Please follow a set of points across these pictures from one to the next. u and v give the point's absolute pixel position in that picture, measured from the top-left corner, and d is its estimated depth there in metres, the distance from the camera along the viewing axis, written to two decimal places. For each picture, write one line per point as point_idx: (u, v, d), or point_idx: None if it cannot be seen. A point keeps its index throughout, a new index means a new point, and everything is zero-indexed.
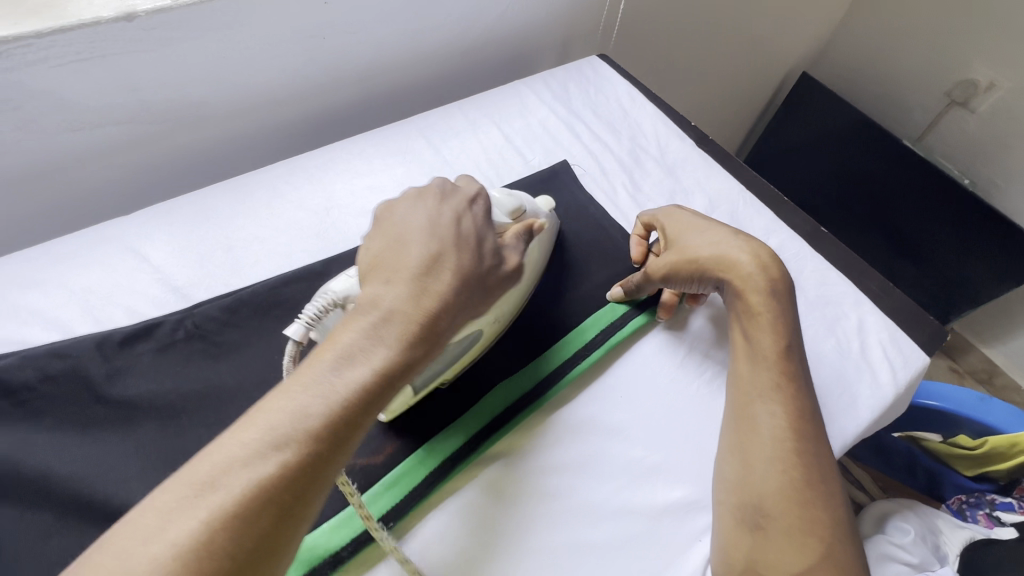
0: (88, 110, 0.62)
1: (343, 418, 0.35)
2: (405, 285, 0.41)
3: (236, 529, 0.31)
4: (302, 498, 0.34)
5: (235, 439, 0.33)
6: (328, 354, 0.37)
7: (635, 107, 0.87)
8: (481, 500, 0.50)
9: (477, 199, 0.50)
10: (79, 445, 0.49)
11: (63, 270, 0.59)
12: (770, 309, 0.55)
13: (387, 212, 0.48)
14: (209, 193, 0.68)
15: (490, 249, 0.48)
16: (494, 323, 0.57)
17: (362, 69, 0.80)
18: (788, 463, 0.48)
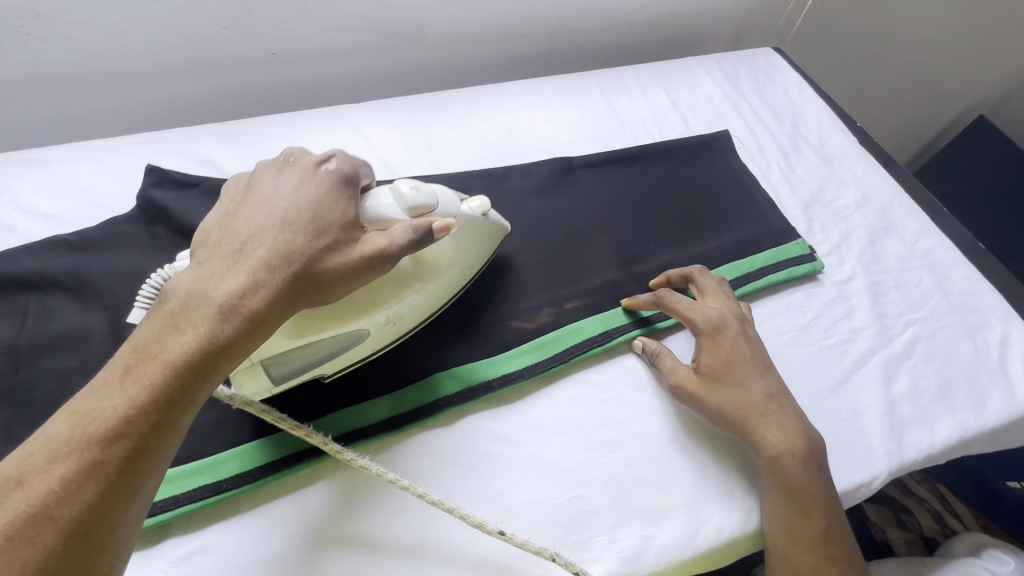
0: (348, 16, 0.78)
1: (136, 421, 0.33)
2: (211, 272, 0.38)
3: (6, 554, 0.29)
4: (100, 511, 0.31)
5: (18, 458, 0.32)
6: (124, 355, 0.35)
7: (803, 99, 0.90)
8: (553, 406, 0.56)
9: (326, 166, 0.45)
10: None
11: (309, 133, 0.75)
12: (738, 386, 0.56)
13: (237, 188, 0.45)
14: (418, 100, 0.81)
15: (337, 225, 0.42)
16: (391, 325, 0.52)
17: (556, 22, 0.90)
18: (800, 500, 0.51)
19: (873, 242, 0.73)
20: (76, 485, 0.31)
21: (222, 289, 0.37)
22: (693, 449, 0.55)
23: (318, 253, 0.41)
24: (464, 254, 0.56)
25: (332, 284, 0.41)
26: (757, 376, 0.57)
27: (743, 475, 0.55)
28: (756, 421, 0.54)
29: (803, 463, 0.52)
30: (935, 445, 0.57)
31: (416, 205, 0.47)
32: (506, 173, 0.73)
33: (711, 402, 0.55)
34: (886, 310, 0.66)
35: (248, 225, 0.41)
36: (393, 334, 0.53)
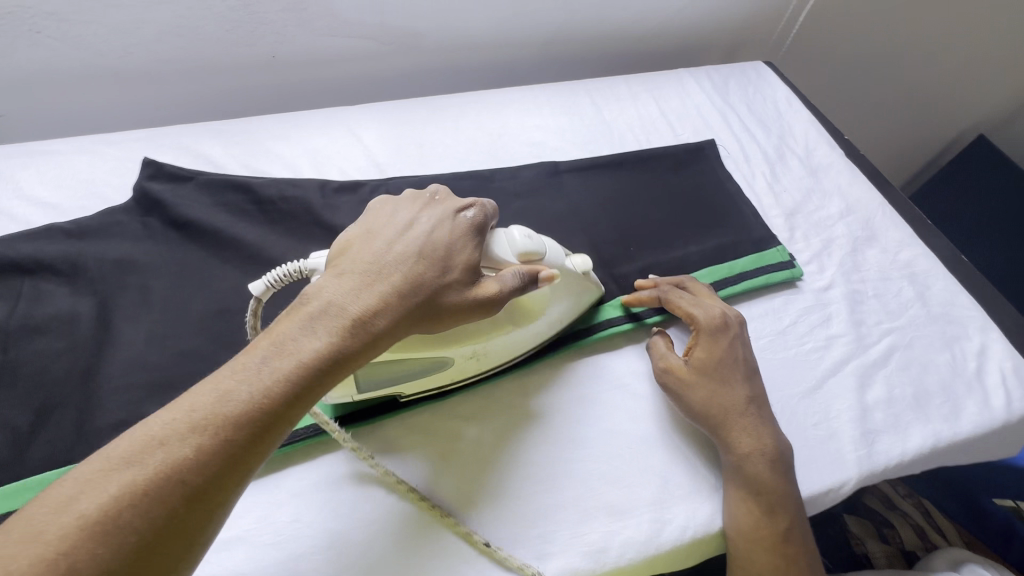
0: (346, 22, 0.81)
1: (265, 407, 0.36)
2: (352, 286, 0.43)
3: (142, 506, 0.31)
4: (220, 481, 0.34)
5: (166, 415, 0.34)
6: (265, 343, 0.38)
7: (791, 111, 0.91)
8: (521, 403, 0.57)
9: (467, 214, 0.50)
10: (296, 249, 0.65)
11: (304, 133, 0.77)
12: (722, 384, 0.56)
13: (377, 210, 0.51)
14: (411, 103, 0.83)
15: (464, 266, 0.48)
16: (474, 359, 0.54)
17: (550, 32, 0.93)
18: (766, 499, 0.52)
19: (855, 252, 0.73)
20: (210, 454, 0.33)
21: (358, 304, 0.42)
22: (662, 445, 0.56)
23: (441, 287, 0.46)
24: (561, 308, 0.59)
25: (446, 316, 0.47)
26: (740, 379, 0.57)
27: (713, 474, 0.55)
28: (732, 422, 0.54)
29: (772, 465, 0.53)
30: (908, 452, 0.58)
31: (524, 249, 0.51)
32: (493, 175, 0.74)
33: (694, 396, 0.55)
34: (864, 318, 0.67)
35: (388, 251, 0.46)
36: (475, 369, 0.56)
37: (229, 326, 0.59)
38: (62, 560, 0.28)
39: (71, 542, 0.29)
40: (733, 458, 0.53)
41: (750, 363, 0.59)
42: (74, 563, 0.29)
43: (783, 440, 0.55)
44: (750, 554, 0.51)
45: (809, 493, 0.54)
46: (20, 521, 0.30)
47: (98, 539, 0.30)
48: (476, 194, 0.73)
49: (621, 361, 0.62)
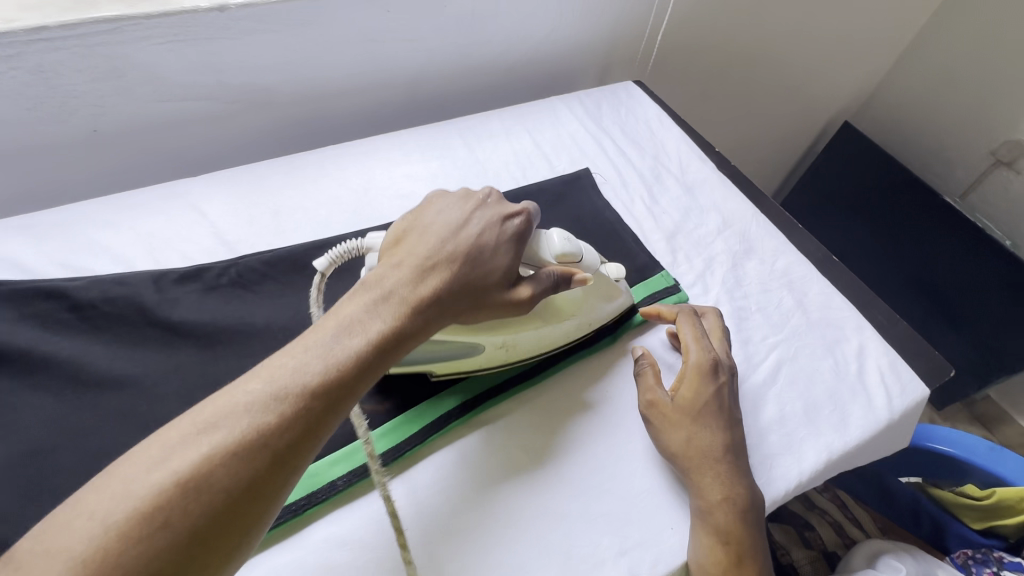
0: (175, 85, 0.73)
1: (335, 381, 0.39)
2: (409, 276, 0.47)
3: (231, 467, 0.34)
4: (294, 450, 0.37)
5: (247, 386, 0.37)
6: (333, 324, 0.42)
7: (663, 129, 0.92)
8: (464, 478, 0.53)
9: (515, 216, 0.54)
10: (127, 358, 0.56)
11: (136, 216, 0.68)
12: (703, 430, 0.55)
13: (429, 204, 0.54)
14: (265, 166, 0.76)
15: (505, 268, 0.52)
16: (503, 349, 0.58)
17: (414, 73, 0.89)
18: (733, 552, 0.50)
19: (735, 267, 0.74)
20: (285, 425, 0.37)
21: (418, 293, 0.46)
22: (571, 517, 0.52)
23: (484, 288, 0.50)
24: (590, 311, 0.63)
25: (481, 311, 0.51)
26: (720, 426, 0.55)
27: (621, 539, 0.51)
28: (703, 472, 0.53)
29: (742, 515, 0.51)
30: (805, 471, 0.57)
31: (563, 251, 0.56)
32: (361, 239, 0.69)
33: (671, 437, 0.55)
34: (750, 335, 0.67)
35: (439, 246, 0.49)
36: (501, 359, 0.59)
37: (44, 471, 0.49)
38: (159, 513, 0.32)
39: (165, 495, 0.32)
40: (702, 511, 0.51)
41: (733, 411, 0.57)
42: (168, 516, 0.32)
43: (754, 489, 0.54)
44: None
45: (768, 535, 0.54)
46: (119, 477, 0.33)
47: (190, 495, 0.33)
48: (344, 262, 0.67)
49: (517, 426, 0.58)
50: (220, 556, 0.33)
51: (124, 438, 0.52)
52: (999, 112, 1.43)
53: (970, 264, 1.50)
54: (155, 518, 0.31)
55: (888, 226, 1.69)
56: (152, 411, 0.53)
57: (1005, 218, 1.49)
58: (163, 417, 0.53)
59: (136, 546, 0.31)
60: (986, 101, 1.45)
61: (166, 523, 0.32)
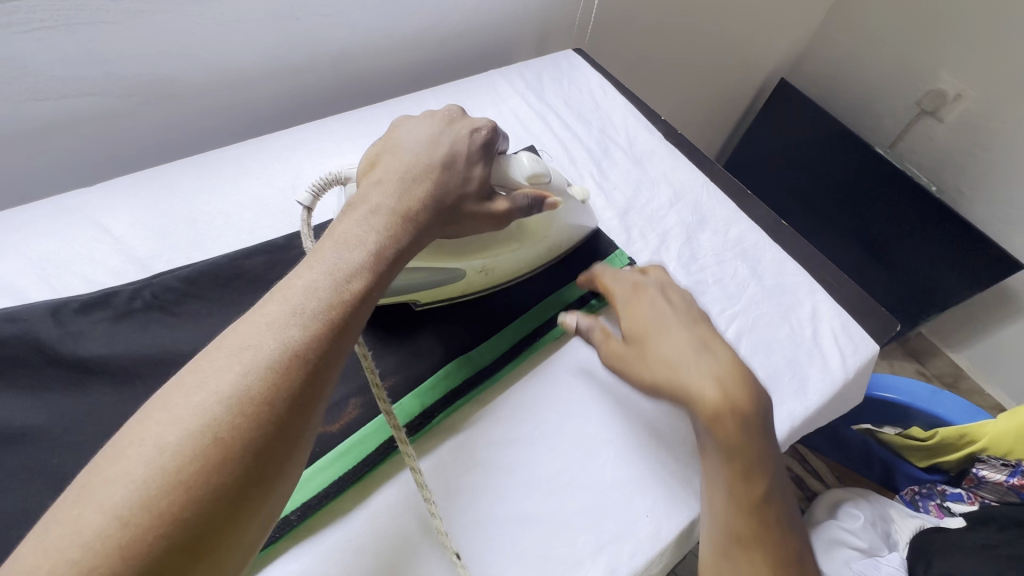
0: (53, 81, 0.63)
1: (350, 291, 0.39)
2: (396, 190, 0.47)
3: (271, 381, 0.34)
4: (327, 357, 0.37)
5: (266, 312, 0.37)
6: (331, 242, 0.42)
7: (607, 99, 0.89)
8: (436, 491, 0.50)
9: (481, 129, 0.53)
10: (29, 408, 0.48)
11: (21, 238, 0.59)
12: (660, 352, 0.53)
13: (399, 124, 0.54)
14: (175, 168, 0.68)
15: (481, 180, 0.52)
16: (482, 273, 0.60)
17: (337, 51, 0.81)
18: (756, 519, 0.48)
19: (689, 240, 0.73)
20: (314, 336, 0.36)
21: (410, 202, 0.47)
22: (547, 516, 0.50)
23: (465, 199, 0.51)
24: (559, 234, 0.65)
25: (459, 223, 0.51)
26: (712, 380, 0.50)
27: (598, 533, 0.50)
28: (705, 444, 0.50)
29: (758, 472, 0.49)
30: None
31: (534, 171, 0.55)
32: (293, 243, 0.63)
33: (635, 366, 0.53)
34: (709, 309, 0.66)
35: (413, 158, 0.49)
36: (480, 282, 0.61)
37: None
38: (209, 431, 0.31)
39: (213, 413, 0.32)
40: (709, 484, 0.50)
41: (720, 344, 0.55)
42: (219, 432, 0.31)
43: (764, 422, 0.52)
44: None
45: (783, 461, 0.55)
46: (159, 408, 0.32)
47: (236, 411, 0.32)
48: (275, 270, 0.61)
49: (479, 432, 0.54)
50: (276, 469, 0.33)
51: (33, 500, 0.45)
52: (921, 63, 1.50)
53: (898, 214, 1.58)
54: (206, 435, 0.31)
55: (824, 180, 1.75)
56: (66, 465, 0.47)
57: (930, 165, 1.56)
58: (80, 470, 0.47)
59: (194, 463, 0.30)
60: (913, 51, 1.50)
61: (218, 439, 0.31)
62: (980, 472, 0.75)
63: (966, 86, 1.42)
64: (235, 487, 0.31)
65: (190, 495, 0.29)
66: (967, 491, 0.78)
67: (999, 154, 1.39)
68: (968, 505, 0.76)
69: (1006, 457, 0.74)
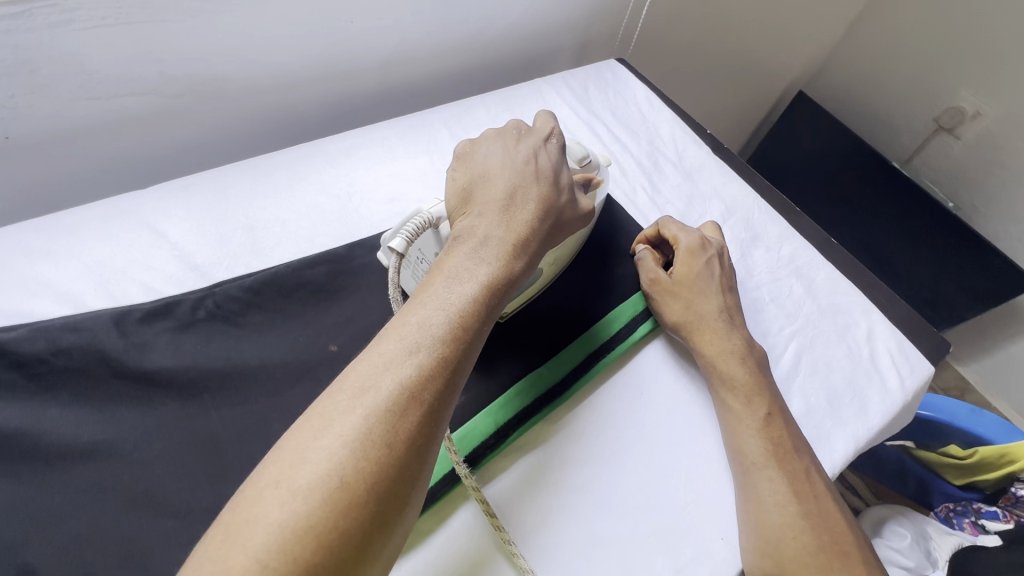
0: (108, 80, 0.61)
1: (460, 329, 0.38)
2: (499, 216, 0.45)
3: (392, 423, 0.33)
4: (442, 397, 0.36)
5: (382, 349, 0.36)
6: (441, 276, 0.40)
7: (653, 111, 0.88)
8: (510, 512, 0.50)
9: (550, 138, 0.53)
10: (96, 421, 0.47)
11: (75, 242, 0.57)
12: (720, 339, 0.59)
13: (472, 149, 0.51)
14: (228, 172, 0.66)
15: (570, 185, 0.51)
16: (553, 265, 0.61)
17: (386, 55, 0.80)
18: (804, 500, 0.51)
19: (744, 257, 0.73)
20: (429, 376, 0.35)
21: (510, 227, 0.44)
22: (623, 539, 0.50)
23: (566, 210, 0.49)
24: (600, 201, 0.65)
25: (564, 232, 0.50)
26: (739, 357, 0.58)
27: (674, 557, 0.50)
28: (744, 426, 0.54)
29: (799, 490, 0.51)
30: (836, 463, 0.58)
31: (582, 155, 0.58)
32: (354, 253, 0.62)
33: (670, 310, 0.62)
34: (767, 328, 0.66)
35: (506, 182, 0.47)
36: (550, 274, 0.62)
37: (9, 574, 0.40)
38: (335, 474, 0.31)
39: (341, 457, 0.31)
40: (756, 472, 0.52)
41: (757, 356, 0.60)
42: (348, 478, 0.31)
43: (798, 438, 0.55)
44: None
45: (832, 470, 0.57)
46: (288, 451, 0.32)
47: (360, 454, 0.31)
48: (337, 281, 0.60)
49: (551, 450, 0.54)
50: (394, 512, 0.32)
51: (105, 519, 0.43)
52: (940, 81, 1.52)
53: (913, 229, 1.59)
54: (334, 478, 0.30)
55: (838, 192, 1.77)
56: (137, 483, 0.45)
57: (946, 181, 1.59)
58: (152, 487, 0.45)
59: (325, 508, 0.30)
60: (933, 68, 1.52)
61: (344, 482, 0.31)
62: (1019, 491, 0.77)
63: (985, 105, 1.44)
64: (360, 534, 0.30)
65: (323, 538, 0.29)
66: (1003, 510, 0.80)
67: (1018, 173, 1.41)
68: (1003, 524, 0.79)
69: None
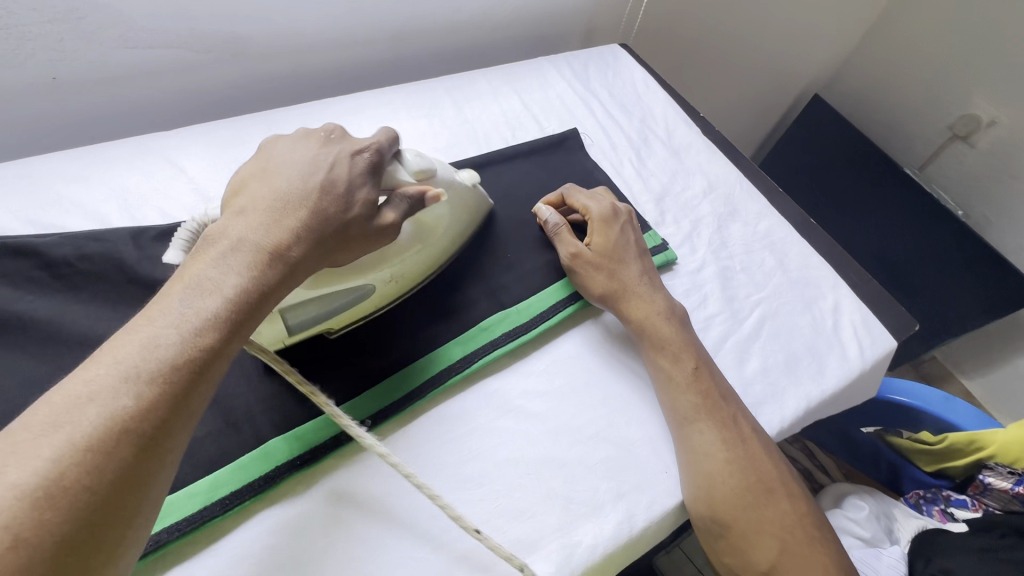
0: (146, 31, 0.68)
1: (201, 347, 0.35)
2: (261, 225, 0.42)
3: (90, 461, 0.30)
4: (164, 425, 0.33)
5: (89, 375, 0.32)
6: (179, 288, 0.37)
7: (649, 92, 0.92)
8: (463, 432, 0.54)
9: (364, 150, 0.49)
10: (110, 318, 0.53)
11: (107, 170, 0.64)
12: (643, 304, 0.62)
13: (271, 145, 0.50)
14: (245, 121, 0.73)
15: (365, 202, 0.47)
16: (393, 283, 0.58)
17: (398, 26, 0.86)
18: (733, 447, 0.54)
19: (721, 228, 0.76)
20: (149, 405, 0.32)
21: (274, 246, 0.41)
22: (567, 466, 0.53)
23: (347, 232, 0.46)
24: (457, 222, 0.63)
25: (346, 251, 0.47)
26: (663, 317, 0.61)
27: (617, 483, 0.53)
28: (675, 383, 0.57)
29: (731, 437, 0.54)
30: (786, 418, 0.61)
31: (419, 169, 0.53)
32: None
33: (593, 284, 0.63)
34: (735, 293, 0.70)
35: (288, 188, 0.44)
36: (392, 293, 0.59)
37: None
38: (6, 531, 0.27)
39: (14, 508, 0.27)
40: (689, 424, 0.55)
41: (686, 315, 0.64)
42: (24, 530, 0.27)
43: (729, 393, 0.58)
44: (735, 515, 0.51)
45: (784, 423, 0.60)
46: None
47: (47, 502, 0.28)
48: None
49: (511, 381, 0.58)
50: (104, 553, 0.30)
51: None
52: (957, 88, 1.51)
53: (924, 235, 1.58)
54: (2, 537, 0.26)
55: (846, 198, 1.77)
56: None
57: (959, 190, 1.57)
58: None
59: None
60: (950, 75, 1.51)
61: (19, 538, 0.27)
62: (987, 479, 0.77)
63: (1000, 113, 1.42)
64: None
65: None
66: (972, 498, 0.80)
67: None
68: (972, 512, 0.79)
69: (1013, 465, 0.75)
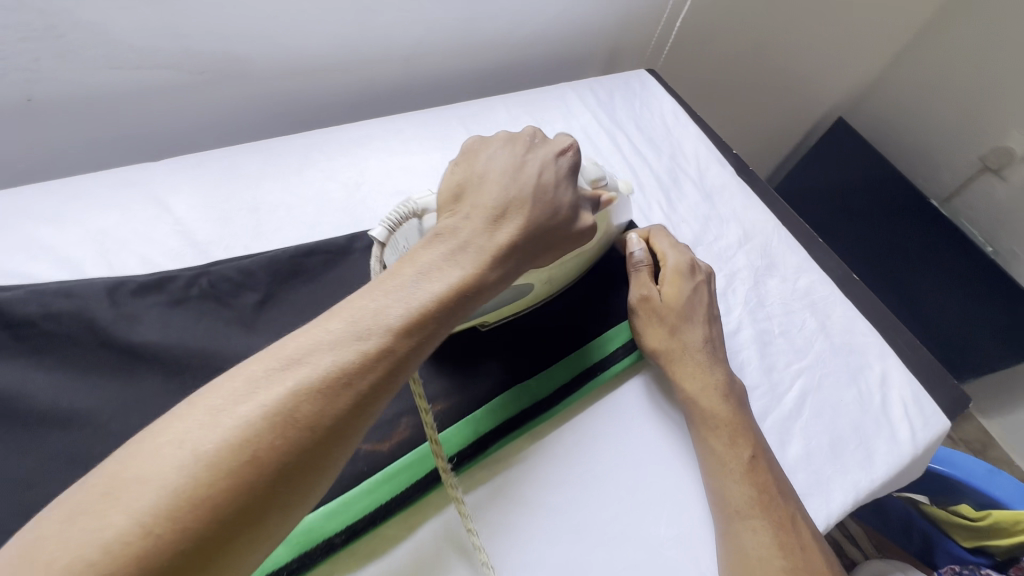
0: (132, 51, 0.61)
1: (418, 323, 0.36)
2: (484, 224, 0.43)
3: (322, 402, 0.32)
4: (376, 392, 0.34)
5: (335, 322, 0.35)
6: (411, 267, 0.39)
7: (678, 126, 0.86)
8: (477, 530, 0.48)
9: (565, 151, 0.50)
10: (77, 388, 0.47)
11: (84, 207, 0.57)
12: (699, 377, 0.56)
13: (478, 145, 0.49)
14: (240, 152, 0.66)
15: (570, 204, 0.48)
16: (547, 283, 0.58)
17: (411, 48, 0.79)
18: (790, 555, 0.47)
19: (757, 285, 0.70)
20: (371, 365, 0.34)
21: (497, 238, 0.43)
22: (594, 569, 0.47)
23: (556, 234, 0.47)
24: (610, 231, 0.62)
25: (551, 253, 0.48)
26: (721, 393, 0.55)
27: None
28: (727, 472, 0.51)
29: (786, 542, 0.48)
30: (833, 513, 0.54)
31: (594, 176, 0.54)
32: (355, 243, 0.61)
33: (651, 335, 0.59)
34: (774, 362, 0.63)
35: (503, 192, 0.45)
36: (544, 291, 0.60)
37: None
38: (245, 448, 0.29)
39: (254, 427, 0.30)
40: (740, 520, 0.49)
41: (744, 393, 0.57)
42: (255, 451, 0.29)
43: (786, 486, 0.52)
44: None
45: (829, 520, 0.54)
46: (201, 411, 0.30)
47: (277, 431, 0.30)
48: (334, 272, 0.59)
49: (533, 466, 0.52)
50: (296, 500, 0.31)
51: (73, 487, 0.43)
52: (989, 119, 1.43)
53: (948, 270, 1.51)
54: (242, 451, 0.29)
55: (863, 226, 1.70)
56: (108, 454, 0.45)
57: (987, 224, 1.51)
58: None
59: (221, 482, 0.28)
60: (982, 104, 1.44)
61: (253, 455, 0.29)
62: None
63: None
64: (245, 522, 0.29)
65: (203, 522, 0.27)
66: None
67: None
68: None
69: None
